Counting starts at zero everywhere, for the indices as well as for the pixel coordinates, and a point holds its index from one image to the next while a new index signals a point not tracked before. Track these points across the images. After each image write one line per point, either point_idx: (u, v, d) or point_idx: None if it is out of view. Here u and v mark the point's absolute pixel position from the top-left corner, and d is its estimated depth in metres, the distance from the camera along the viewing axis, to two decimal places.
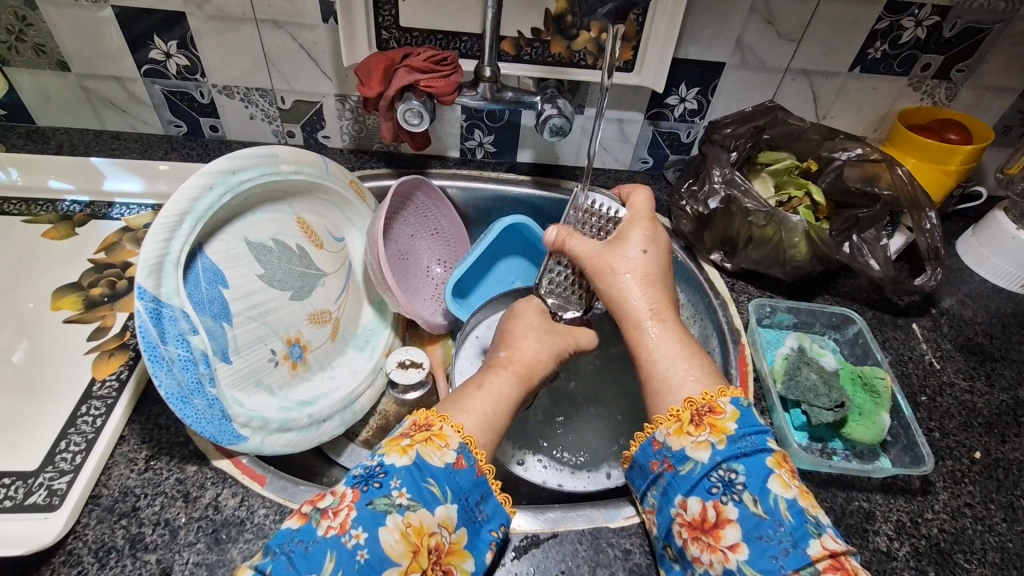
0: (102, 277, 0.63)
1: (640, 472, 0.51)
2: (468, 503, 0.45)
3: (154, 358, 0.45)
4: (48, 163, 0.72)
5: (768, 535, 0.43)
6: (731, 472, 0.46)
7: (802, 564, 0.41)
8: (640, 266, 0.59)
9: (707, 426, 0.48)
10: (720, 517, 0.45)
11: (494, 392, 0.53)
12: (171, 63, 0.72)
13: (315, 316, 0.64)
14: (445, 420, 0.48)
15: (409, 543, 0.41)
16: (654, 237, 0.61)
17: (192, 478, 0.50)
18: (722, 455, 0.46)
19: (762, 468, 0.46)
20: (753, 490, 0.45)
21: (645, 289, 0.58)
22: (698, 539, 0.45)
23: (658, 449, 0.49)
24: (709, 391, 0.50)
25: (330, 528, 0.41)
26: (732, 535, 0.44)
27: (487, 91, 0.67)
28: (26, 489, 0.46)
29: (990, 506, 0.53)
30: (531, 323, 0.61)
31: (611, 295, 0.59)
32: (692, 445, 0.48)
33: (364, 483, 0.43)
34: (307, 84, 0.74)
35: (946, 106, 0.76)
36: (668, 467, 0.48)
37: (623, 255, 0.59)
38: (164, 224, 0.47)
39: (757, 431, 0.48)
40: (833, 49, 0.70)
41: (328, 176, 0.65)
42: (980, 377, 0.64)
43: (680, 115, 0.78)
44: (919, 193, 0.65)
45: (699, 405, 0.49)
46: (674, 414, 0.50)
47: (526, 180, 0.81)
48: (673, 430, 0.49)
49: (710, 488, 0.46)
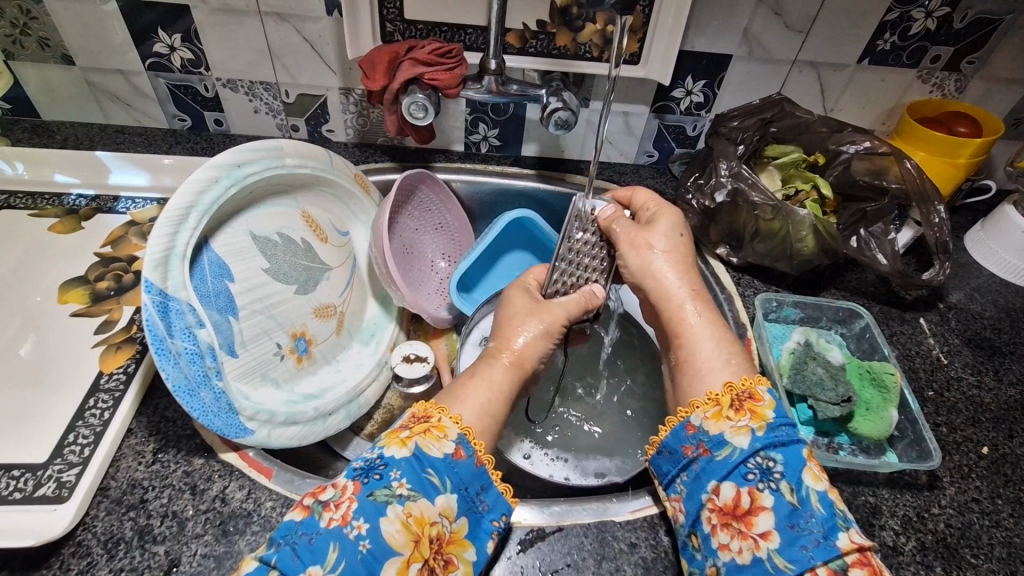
0: (108, 271, 0.63)
1: (670, 457, 0.50)
2: (469, 493, 0.45)
3: (160, 351, 0.45)
4: (54, 157, 0.73)
5: (800, 525, 0.43)
6: (769, 460, 0.45)
7: (831, 556, 0.41)
8: (674, 247, 0.59)
9: (748, 412, 0.47)
10: (754, 505, 0.44)
11: (488, 381, 0.52)
12: (175, 56, 0.72)
13: (320, 309, 0.64)
14: (443, 411, 0.48)
15: (411, 533, 0.41)
16: (680, 223, 0.61)
17: (200, 471, 0.50)
18: (762, 442, 0.46)
19: (798, 457, 0.46)
20: (790, 480, 0.45)
21: (681, 270, 0.57)
22: (729, 525, 0.45)
23: (693, 434, 0.49)
24: (747, 377, 0.50)
25: (332, 520, 0.41)
26: (764, 523, 0.44)
27: (492, 84, 0.66)
28: (36, 481, 0.46)
29: (996, 501, 0.53)
30: (520, 305, 0.59)
31: (648, 272, 0.58)
32: (731, 430, 0.47)
33: (365, 475, 0.43)
34: (311, 78, 0.74)
35: (955, 98, 0.75)
36: (703, 452, 0.48)
37: (658, 234, 0.59)
38: (170, 218, 0.47)
39: (792, 422, 0.48)
40: (841, 41, 0.70)
41: (334, 170, 0.65)
42: (987, 372, 0.63)
43: (686, 108, 0.77)
44: (928, 186, 0.65)
45: (738, 391, 0.49)
46: (713, 398, 0.49)
47: (530, 173, 0.81)
48: (711, 415, 0.48)
49: (747, 474, 0.46)
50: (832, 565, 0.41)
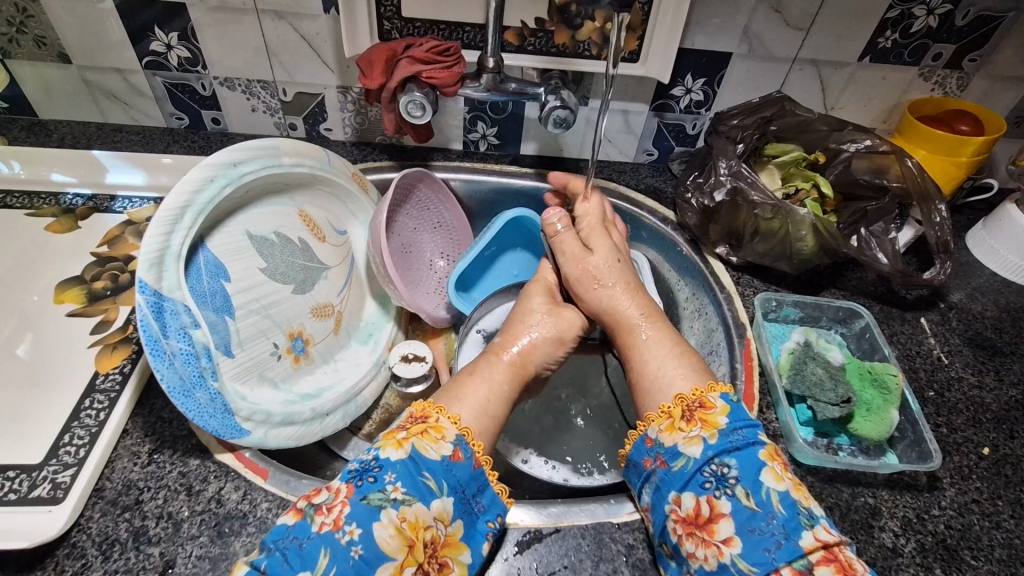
0: (105, 271, 0.63)
1: (635, 470, 0.50)
2: (465, 495, 0.45)
3: (155, 352, 0.45)
4: (50, 156, 0.72)
5: (761, 528, 0.42)
6: (723, 467, 0.45)
7: (794, 557, 0.41)
8: (621, 277, 0.60)
9: (698, 422, 0.48)
10: (714, 512, 0.44)
11: (488, 380, 0.53)
12: (172, 54, 0.72)
13: (318, 309, 0.63)
14: (441, 411, 0.48)
15: (404, 538, 0.41)
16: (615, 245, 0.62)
17: (195, 472, 0.50)
18: (715, 449, 0.46)
19: (754, 461, 0.45)
20: (747, 484, 0.44)
21: (631, 294, 0.59)
22: (693, 534, 0.44)
23: (651, 446, 0.49)
24: (699, 386, 0.50)
25: (324, 525, 0.41)
26: (725, 529, 0.43)
27: (491, 82, 0.66)
28: (30, 482, 0.46)
29: (997, 502, 0.53)
30: (540, 306, 0.60)
31: (601, 302, 0.59)
32: (684, 441, 0.47)
33: (359, 478, 0.43)
34: (309, 76, 0.74)
35: (957, 96, 0.75)
36: (661, 463, 0.48)
37: (607, 265, 0.60)
38: (165, 217, 0.47)
39: (748, 423, 0.48)
40: (842, 38, 0.69)
41: (332, 169, 0.65)
42: (988, 372, 0.63)
43: (685, 106, 0.76)
44: (929, 185, 0.65)
45: (689, 401, 0.49)
46: (665, 411, 0.50)
47: (529, 172, 0.81)
48: (665, 428, 0.49)
49: (704, 482, 0.45)
50: (796, 565, 0.41)
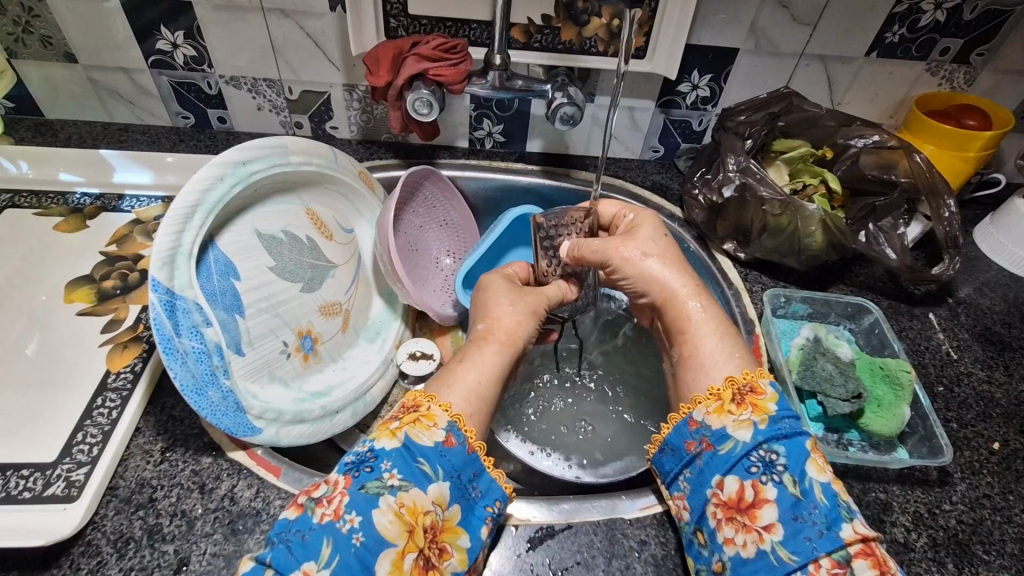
0: (114, 270, 0.63)
1: (672, 454, 0.49)
2: (461, 481, 0.44)
3: (168, 350, 0.45)
4: (57, 156, 0.72)
5: (803, 517, 0.42)
6: (771, 453, 0.45)
7: (835, 547, 0.41)
8: (664, 250, 0.57)
9: (749, 406, 0.47)
10: (758, 497, 0.44)
11: (478, 363, 0.52)
12: (178, 53, 0.72)
13: (326, 307, 0.63)
14: (431, 399, 0.47)
15: (404, 523, 0.41)
16: (659, 224, 0.60)
17: (208, 470, 0.50)
18: (764, 435, 0.45)
19: (802, 450, 0.45)
20: (793, 472, 0.44)
21: (679, 269, 0.56)
22: (733, 519, 0.44)
23: (695, 429, 0.48)
24: (749, 370, 0.50)
25: (325, 515, 0.40)
26: (768, 515, 0.43)
27: (497, 80, 0.66)
28: (44, 481, 0.46)
29: (1008, 497, 0.53)
30: (501, 289, 0.59)
31: (648, 278, 0.56)
32: (733, 424, 0.47)
33: (357, 468, 0.43)
34: (315, 74, 0.74)
35: (965, 90, 0.75)
36: (706, 446, 0.47)
37: (645, 240, 0.57)
38: (176, 216, 0.47)
39: (795, 414, 0.47)
40: (849, 34, 0.69)
41: (338, 167, 0.65)
42: (998, 367, 0.63)
43: (692, 103, 0.76)
44: (938, 180, 0.64)
45: (740, 384, 0.48)
46: (715, 393, 0.49)
47: (536, 170, 0.81)
48: (713, 410, 0.48)
49: (750, 467, 0.45)
50: (836, 556, 0.40)
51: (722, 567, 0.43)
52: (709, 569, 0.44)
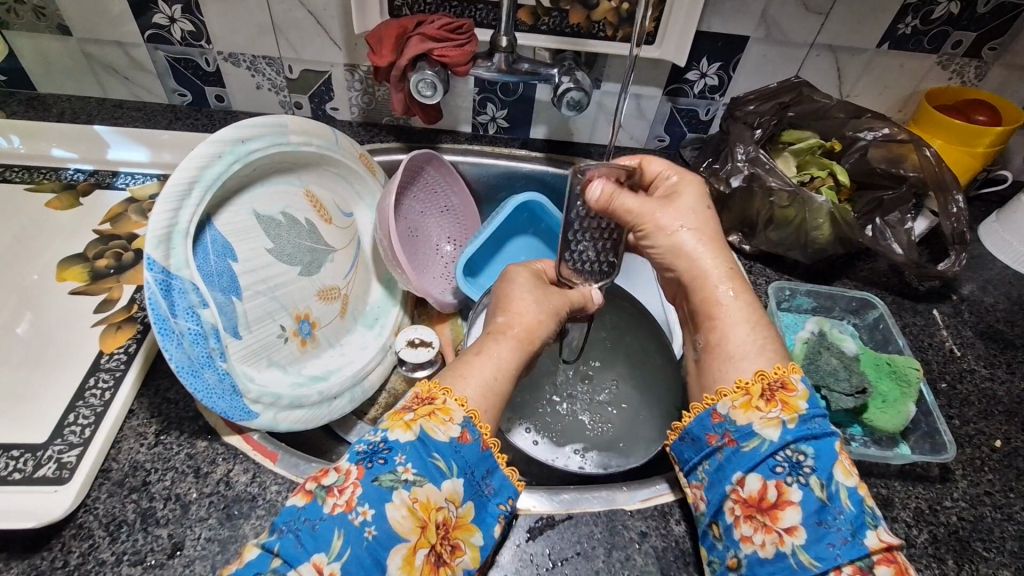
0: (107, 249, 0.61)
1: (692, 444, 0.48)
2: (474, 477, 0.43)
3: (164, 331, 0.44)
4: (50, 130, 0.71)
5: (828, 522, 0.41)
6: (799, 454, 0.43)
7: (859, 555, 0.40)
8: (703, 225, 0.53)
9: (779, 403, 0.45)
10: (781, 498, 0.42)
11: (494, 358, 0.51)
12: (175, 28, 0.70)
13: (324, 291, 0.62)
14: (447, 393, 0.45)
15: (417, 519, 0.40)
16: (704, 194, 0.55)
17: (203, 454, 0.49)
18: (793, 435, 0.44)
19: (830, 452, 0.43)
20: (821, 475, 0.43)
21: (714, 248, 0.53)
22: (753, 518, 0.43)
23: (718, 422, 0.47)
24: (780, 365, 0.47)
25: (336, 506, 0.39)
26: (790, 517, 0.42)
27: (502, 62, 0.64)
28: (35, 462, 0.45)
29: (1009, 494, 0.53)
30: (524, 283, 0.58)
31: (679, 251, 0.53)
32: (761, 421, 0.45)
33: (369, 459, 0.41)
34: (316, 52, 0.72)
35: (974, 85, 0.74)
36: (729, 442, 0.46)
37: (686, 210, 0.53)
38: (173, 193, 0.46)
39: (825, 414, 0.45)
40: (861, 24, 0.68)
41: (338, 149, 0.63)
42: (1000, 365, 0.63)
43: (699, 91, 0.75)
44: (947, 174, 0.63)
45: (770, 379, 0.46)
46: (743, 386, 0.47)
47: (539, 157, 0.79)
48: (740, 404, 0.46)
49: (775, 467, 0.43)
50: (859, 563, 0.40)
51: (737, 564, 0.43)
52: (723, 563, 0.44)
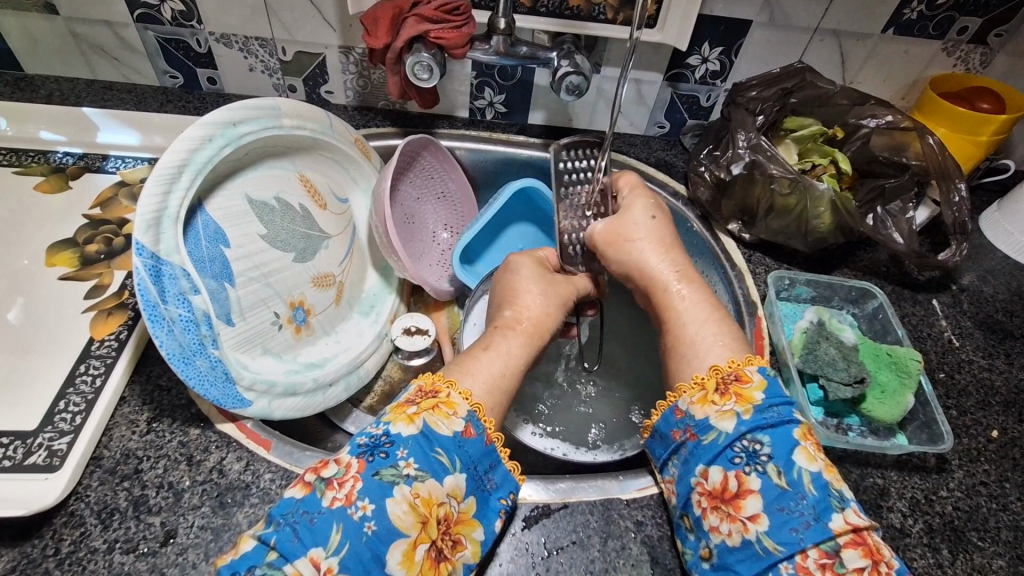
0: (98, 234, 0.60)
1: (661, 441, 0.49)
2: (477, 472, 0.43)
3: (153, 317, 0.43)
4: (38, 113, 0.69)
5: (790, 507, 0.41)
6: (755, 443, 0.43)
7: (823, 538, 0.39)
8: (651, 234, 0.56)
9: (732, 396, 0.45)
10: (742, 488, 0.42)
11: (503, 354, 0.51)
12: (166, 7, 0.68)
13: (320, 278, 0.61)
14: (452, 386, 0.45)
15: (418, 514, 0.39)
16: (653, 203, 0.57)
17: (196, 442, 0.48)
18: (748, 425, 0.44)
19: (788, 439, 0.43)
20: (779, 462, 0.42)
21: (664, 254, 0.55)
22: (718, 508, 0.43)
23: (680, 418, 0.47)
24: (735, 359, 0.48)
25: (336, 500, 0.39)
26: (752, 506, 0.42)
27: (500, 45, 0.63)
28: (25, 449, 0.45)
29: (1005, 484, 0.53)
30: (532, 276, 0.58)
31: (627, 265, 0.56)
32: (716, 415, 0.45)
33: (370, 453, 0.41)
34: (310, 35, 0.70)
35: (979, 73, 0.73)
36: (690, 437, 0.46)
37: (631, 226, 0.56)
38: (162, 176, 0.44)
39: (784, 400, 0.45)
40: (866, 9, 0.66)
41: (333, 133, 0.62)
42: (998, 355, 0.62)
43: (700, 77, 0.74)
44: (949, 162, 0.63)
45: (723, 374, 0.47)
46: (698, 382, 0.47)
47: (537, 143, 0.78)
48: (697, 399, 0.46)
49: (733, 458, 0.43)
50: (824, 546, 0.39)
51: (709, 553, 0.43)
52: (696, 554, 0.44)
